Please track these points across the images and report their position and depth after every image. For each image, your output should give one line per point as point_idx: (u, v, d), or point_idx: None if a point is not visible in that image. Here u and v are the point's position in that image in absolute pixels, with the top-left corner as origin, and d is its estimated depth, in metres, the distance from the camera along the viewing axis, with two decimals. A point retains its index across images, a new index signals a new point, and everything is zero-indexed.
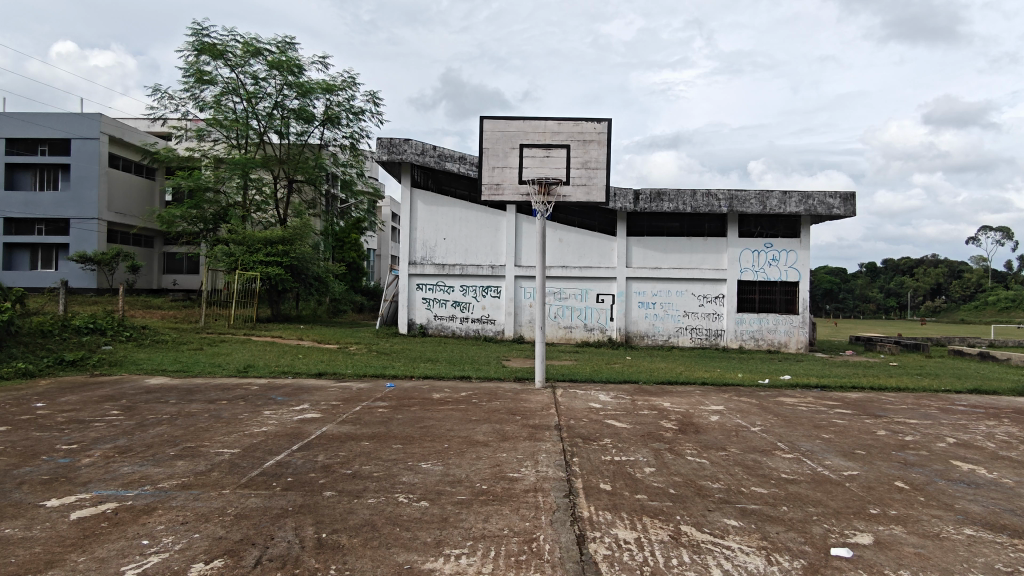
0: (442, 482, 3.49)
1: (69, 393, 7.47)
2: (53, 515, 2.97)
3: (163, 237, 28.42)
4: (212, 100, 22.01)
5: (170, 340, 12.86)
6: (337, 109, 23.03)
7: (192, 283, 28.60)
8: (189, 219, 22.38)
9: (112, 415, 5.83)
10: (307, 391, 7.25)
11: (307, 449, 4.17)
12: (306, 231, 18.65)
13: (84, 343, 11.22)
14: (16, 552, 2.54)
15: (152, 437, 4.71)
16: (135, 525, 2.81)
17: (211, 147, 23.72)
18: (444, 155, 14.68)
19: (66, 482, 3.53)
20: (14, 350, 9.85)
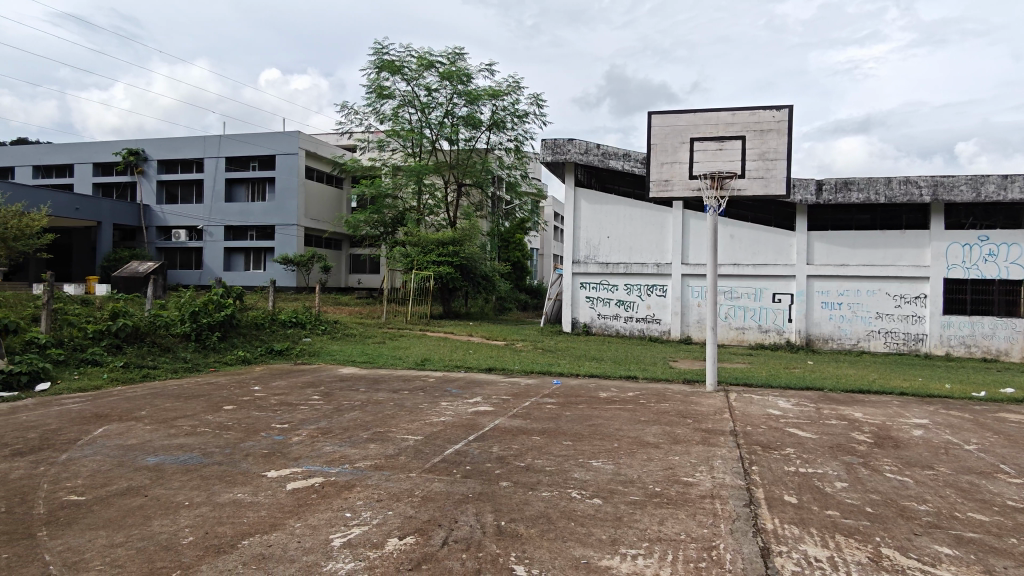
0: (614, 481, 3.49)
1: (279, 378, 8.54)
2: (273, 484, 3.42)
3: (350, 240, 31.29)
4: (391, 113, 23.87)
5: (357, 334, 14.14)
6: (503, 113, 23.84)
7: (375, 282, 31.15)
8: (372, 224, 24.43)
9: (314, 399, 6.55)
10: (479, 385, 7.61)
11: (482, 440, 4.38)
12: (474, 232, 19.57)
13: (289, 335, 12.74)
14: (247, 514, 2.96)
15: (347, 421, 5.23)
16: (339, 498, 3.15)
17: (390, 156, 25.76)
18: (609, 153, 14.62)
19: (282, 456, 4.04)
20: (236, 340, 11.46)
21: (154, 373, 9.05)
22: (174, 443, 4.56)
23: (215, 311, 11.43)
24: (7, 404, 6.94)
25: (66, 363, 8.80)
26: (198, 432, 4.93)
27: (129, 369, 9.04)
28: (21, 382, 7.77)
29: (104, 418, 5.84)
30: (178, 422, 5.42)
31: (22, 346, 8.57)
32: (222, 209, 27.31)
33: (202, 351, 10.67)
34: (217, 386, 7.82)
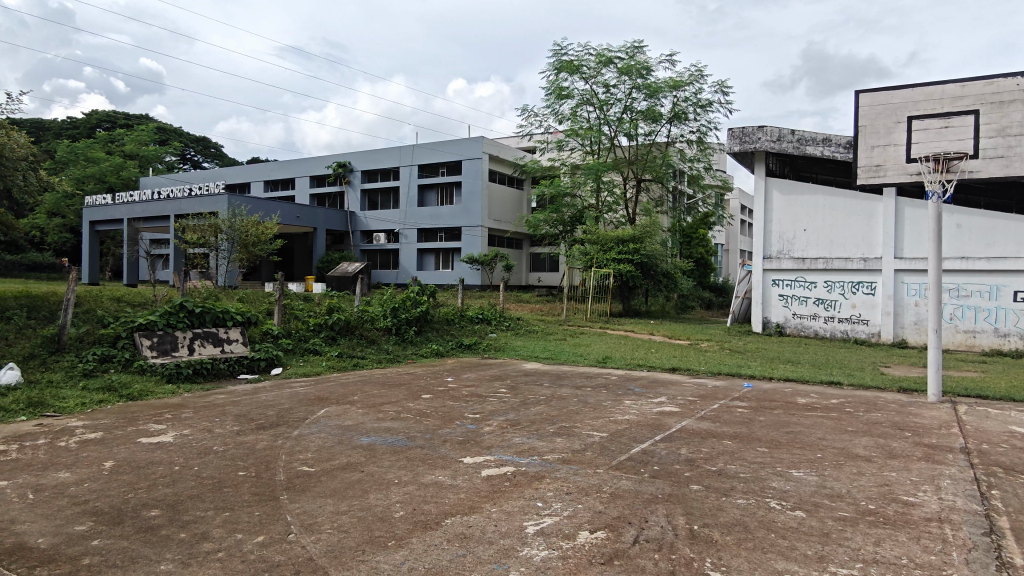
0: (819, 494, 3.23)
1: (469, 371, 9.09)
2: (470, 469, 3.65)
3: (531, 239, 32.23)
4: (570, 112, 24.21)
5: (540, 331, 14.54)
6: (684, 104, 23.05)
7: (554, 280, 31.68)
8: (551, 223, 24.92)
9: (501, 392, 6.86)
10: (663, 385, 7.44)
11: (670, 441, 4.29)
12: (655, 229, 19.14)
13: (476, 331, 13.50)
14: (449, 495, 3.19)
15: (534, 414, 5.40)
16: (530, 488, 3.27)
17: (569, 155, 26.15)
18: (805, 138, 13.53)
19: (476, 444, 4.29)
20: (431, 335, 12.39)
21: (362, 362, 10.09)
22: (383, 426, 5.06)
23: (412, 307, 12.47)
24: (250, 385, 8.19)
25: (293, 351, 10.14)
26: (402, 418, 5.42)
27: (343, 359, 10.18)
28: (261, 366, 9.10)
29: (325, 400, 6.64)
30: (385, 408, 6.00)
31: (260, 336, 10.01)
32: (415, 213, 29.59)
33: (401, 343, 11.70)
34: (416, 376, 8.52)
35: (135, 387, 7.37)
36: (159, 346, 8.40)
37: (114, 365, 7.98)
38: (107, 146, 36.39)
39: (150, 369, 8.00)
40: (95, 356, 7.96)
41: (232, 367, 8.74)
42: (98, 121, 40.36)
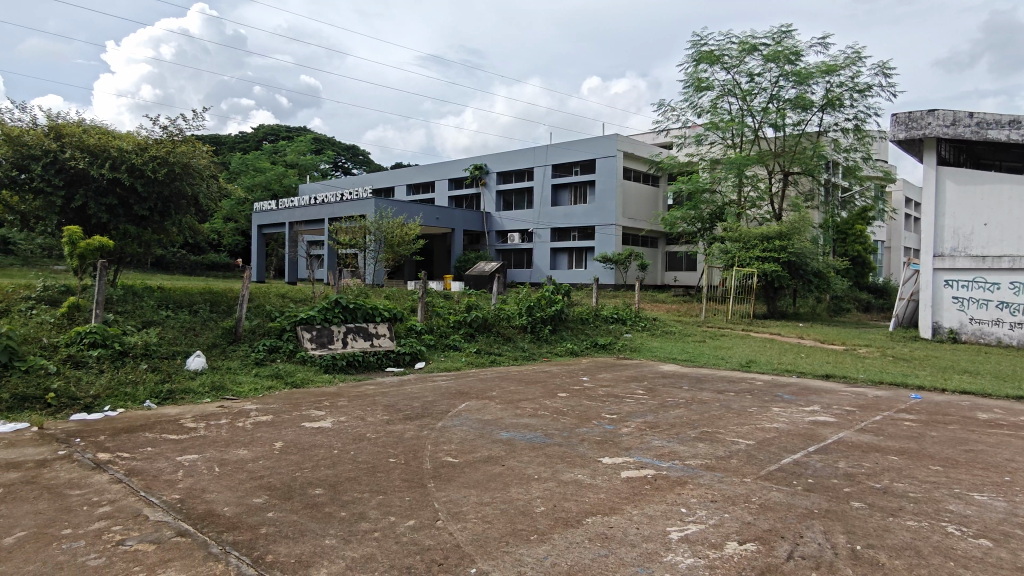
0: (1009, 523, 2.85)
1: (605, 371, 9.05)
2: (610, 470, 3.63)
3: (666, 238, 31.37)
4: (710, 105, 23.30)
5: (678, 332, 14.11)
6: (839, 91, 21.36)
7: (691, 279, 30.56)
8: (689, 220, 24.09)
9: (638, 394, 6.75)
10: (816, 392, 6.93)
11: (825, 453, 4.00)
12: (805, 224, 17.88)
13: (612, 331, 13.39)
14: (589, 494, 3.20)
15: (673, 417, 5.26)
16: (672, 493, 3.19)
17: (709, 150, 25.22)
18: (985, 121, 12.03)
19: (614, 445, 4.27)
20: (566, 334, 12.47)
21: (500, 359, 10.36)
22: (522, 422, 5.16)
23: (547, 306, 12.61)
24: (397, 377, 8.70)
25: (435, 346, 10.61)
26: (539, 415, 5.50)
27: (481, 355, 10.52)
28: (405, 359, 9.64)
29: (465, 394, 6.91)
30: (523, 404, 6.12)
31: (405, 331, 10.57)
32: (549, 213, 29.87)
33: (537, 341, 11.88)
34: (552, 374, 8.61)
35: (298, 375, 8.13)
36: (318, 339, 9.15)
37: (281, 355, 8.80)
38: (272, 157, 40.21)
39: (311, 360, 8.75)
40: (264, 346, 8.84)
41: (380, 361, 9.34)
42: (264, 134, 44.69)
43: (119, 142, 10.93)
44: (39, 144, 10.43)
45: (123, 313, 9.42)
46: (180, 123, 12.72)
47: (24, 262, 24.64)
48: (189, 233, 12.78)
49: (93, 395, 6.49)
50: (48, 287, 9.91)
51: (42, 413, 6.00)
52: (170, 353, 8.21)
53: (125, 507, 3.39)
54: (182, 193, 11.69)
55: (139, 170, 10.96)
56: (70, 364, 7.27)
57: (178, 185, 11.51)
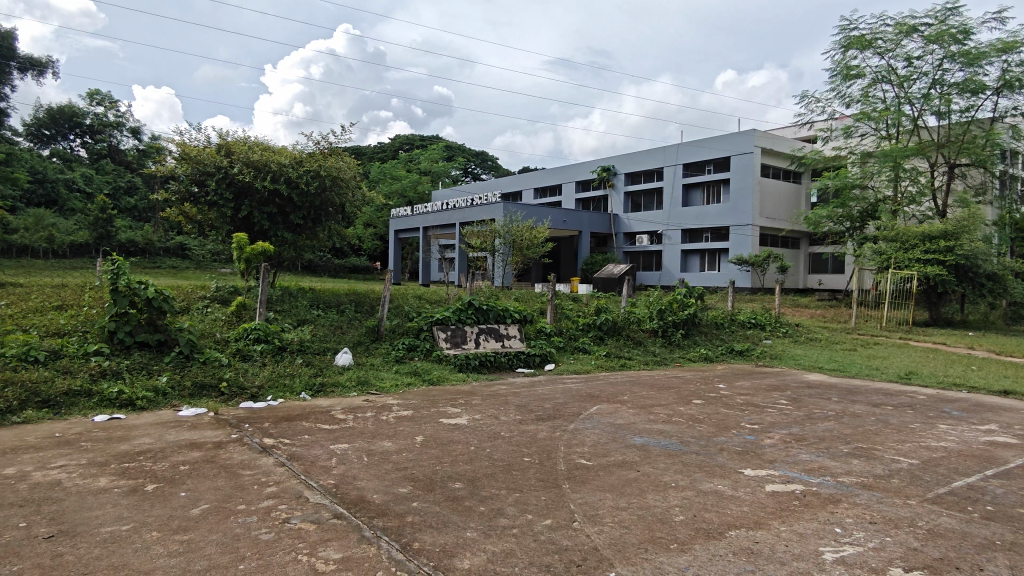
0: None
1: (744, 379, 8.63)
2: (753, 483, 3.47)
3: (810, 238, 29.34)
4: (860, 94, 21.56)
5: (824, 339, 13.17)
6: (1018, 71, 18.92)
7: (838, 283, 28.34)
8: (836, 219, 22.41)
9: (781, 404, 6.37)
10: (992, 410, 6.17)
11: (1007, 478, 3.56)
12: (975, 221, 16.01)
13: (749, 336, 12.77)
14: (731, 506, 3.08)
15: (822, 430, 4.91)
16: (825, 511, 2.99)
17: (860, 142, 23.35)
18: None
19: (756, 456, 4.06)
20: (700, 339, 12.06)
21: (630, 363, 10.22)
22: (656, 428, 5.06)
23: (679, 310, 12.28)
24: (527, 378, 8.86)
25: (564, 348, 10.66)
26: (673, 421, 5.37)
27: (610, 358, 10.43)
28: (535, 361, 9.76)
29: (597, 397, 6.89)
30: (656, 410, 6.00)
31: (535, 333, 10.73)
32: (681, 214, 29.00)
33: (669, 345, 11.58)
34: (685, 380, 8.34)
35: (435, 373, 8.50)
36: (452, 339, 9.53)
37: (418, 353, 9.25)
38: (407, 165, 42.39)
39: (446, 359, 9.11)
40: (403, 345, 9.33)
41: (511, 361, 9.53)
42: (400, 144, 47.25)
43: (278, 157, 12.02)
44: (212, 161, 11.75)
45: (281, 312, 10.36)
46: (328, 136, 13.77)
47: (198, 265, 27.84)
48: (338, 239, 13.81)
49: (258, 385, 7.19)
50: (220, 288, 11.13)
51: (217, 400, 6.75)
52: (322, 348, 8.89)
53: (289, 488, 3.74)
54: (331, 202, 12.64)
55: (295, 182, 11.99)
56: (239, 357, 8.11)
57: (327, 195, 12.47)
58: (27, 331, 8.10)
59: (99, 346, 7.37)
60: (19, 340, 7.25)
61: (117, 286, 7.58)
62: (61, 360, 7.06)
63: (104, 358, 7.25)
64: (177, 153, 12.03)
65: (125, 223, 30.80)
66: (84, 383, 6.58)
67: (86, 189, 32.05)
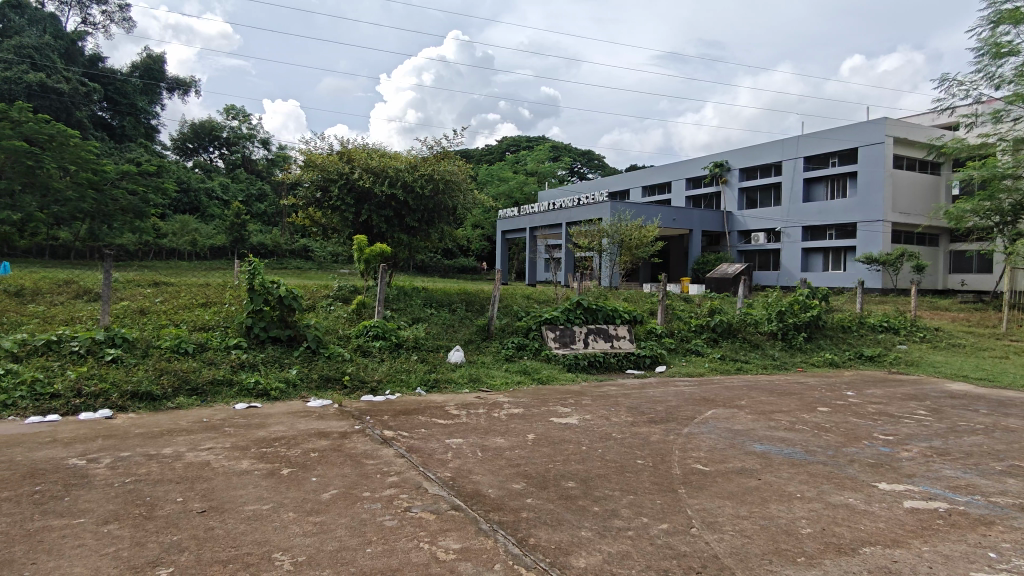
0: None
1: (874, 386, 8.02)
2: (889, 498, 3.23)
3: (951, 234, 26.80)
4: (1013, 73, 19.38)
5: (969, 345, 11.95)
6: None
7: (985, 283, 25.66)
8: (982, 213, 20.30)
9: (920, 414, 5.87)
10: None
11: None
12: None
13: (881, 341, 11.85)
14: (865, 522, 2.88)
15: (970, 445, 4.48)
16: (976, 533, 2.74)
17: (1012, 127, 21.01)
18: None
19: (892, 470, 3.78)
20: (823, 343, 11.36)
21: (747, 367, 9.79)
22: (777, 436, 4.82)
23: (801, 311, 11.59)
24: (637, 380, 8.70)
25: (676, 350, 10.39)
26: (796, 429, 5.09)
27: (725, 361, 10.04)
28: (646, 363, 9.57)
29: (712, 401, 6.66)
30: (776, 416, 5.72)
31: (645, 334, 10.56)
32: (801, 210, 27.39)
33: (789, 349, 10.97)
34: (808, 386, 7.87)
35: (544, 372, 8.56)
36: (561, 338, 9.55)
37: (528, 352, 9.35)
38: (515, 166, 42.93)
39: (555, 359, 9.15)
40: (513, 344, 9.47)
41: (621, 362, 9.42)
42: (507, 145, 47.98)
43: (395, 163, 12.56)
44: (335, 167, 12.50)
45: (397, 310, 10.85)
46: (440, 140, 14.23)
47: (320, 266, 29.67)
48: (450, 241, 14.23)
49: (378, 379, 7.56)
50: (342, 288, 11.81)
51: (341, 393, 7.18)
52: (435, 346, 9.21)
53: (409, 479, 3.92)
54: (444, 205, 13.04)
55: (410, 186, 12.48)
56: (360, 353, 8.57)
57: (440, 198, 12.87)
58: (180, 326, 9.00)
59: (239, 340, 8.05)
60: (172, 334, 8.07)
61: (253, 285, 8.25)
62: (206, 352, 7.78)
63: (242, 351, 7.92)
64: (303, 161, 12.90)
65: (257, 227, 33.39)
66: (227, 373, 7.21)
67: (223, 197, 35.08)
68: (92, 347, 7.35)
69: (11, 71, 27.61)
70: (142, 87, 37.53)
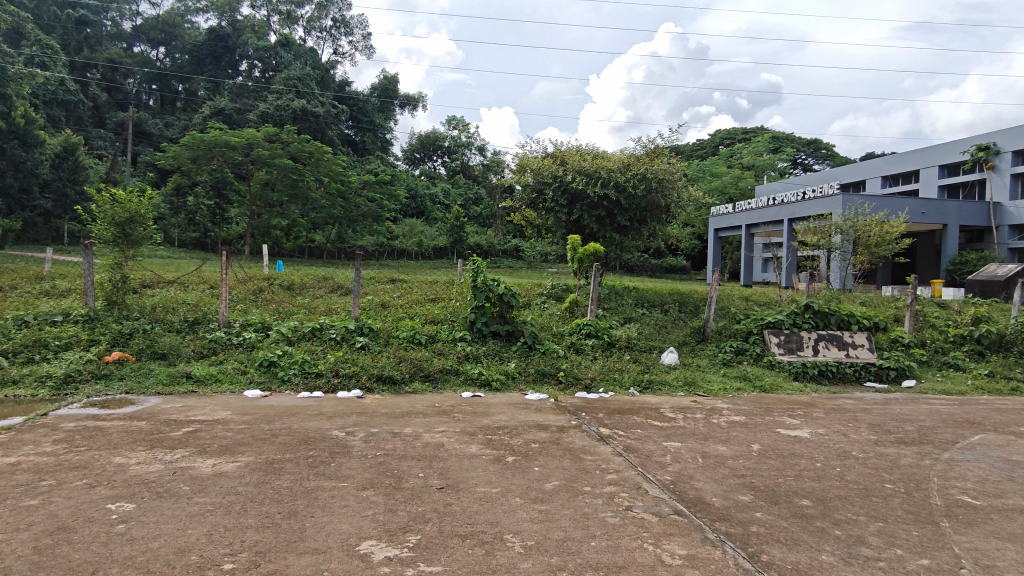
0: None
1: None
2: None
3: None
4: None
5: None
6: None
7: None
8: None
9: None
10: None
11: None
12: None
13: None
14: None
15: None
16: None
17: None
18: None
19: None
20: None
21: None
22: None
23: None
24: (880, 394, 7.74)
25: (928, 363, 9.06)
26: None
27: (994, 379, 8.51)
28: (890, 376, 8.48)
29: (977, 425, 5.70)
30: None
31: (889, 343, 9.37)
32: None
33: None
34: None
35: (767, 380, 7.98)
36: (786, 344, 8.82)
37: (748, 357, 8.83)
38: (730, 161, 40.73)
39: (779, 366, 8.51)
40: (732, 348, 9.02)
41: (859, 373, 8.45)
42: (721, 139, 45.76)
43: (608, 164, 12.62)
44: (550, 171, 12.96)
45: (610, 309, 10.94)
46: (652, 137, 14.03)
47: (530, 265, 30.94)
48: (663, 239, 13.97)
49: (591, 377, 7.69)
50: (556, 287, 12.19)
51: (557, 388, 7.43)
52: (648, 347, 9.10)
53: (629, 478, 3.93)
54: (658, 204, 12.79)
55: (622, 186, 12.43)
56: (573, 350, 8.79)
57: (653, 197, 12.65)
58: (414, 318, 10.01)
59: (464, 334, 8.71)
60: (409, 325, 8.99)
61: (476, 283, 8.88)
62: (437, 343, 8.55)
63: (467, 343, 8.57)
64: (518, 166, 13.59)
65: (474, 229, 35.79)
66: (454, 363, 7.86)
67: (445, 201, 38.21)
68: (346, 334, 8.48)
69: (282, 100, 32.91)
70: (380, 105, 42.32)
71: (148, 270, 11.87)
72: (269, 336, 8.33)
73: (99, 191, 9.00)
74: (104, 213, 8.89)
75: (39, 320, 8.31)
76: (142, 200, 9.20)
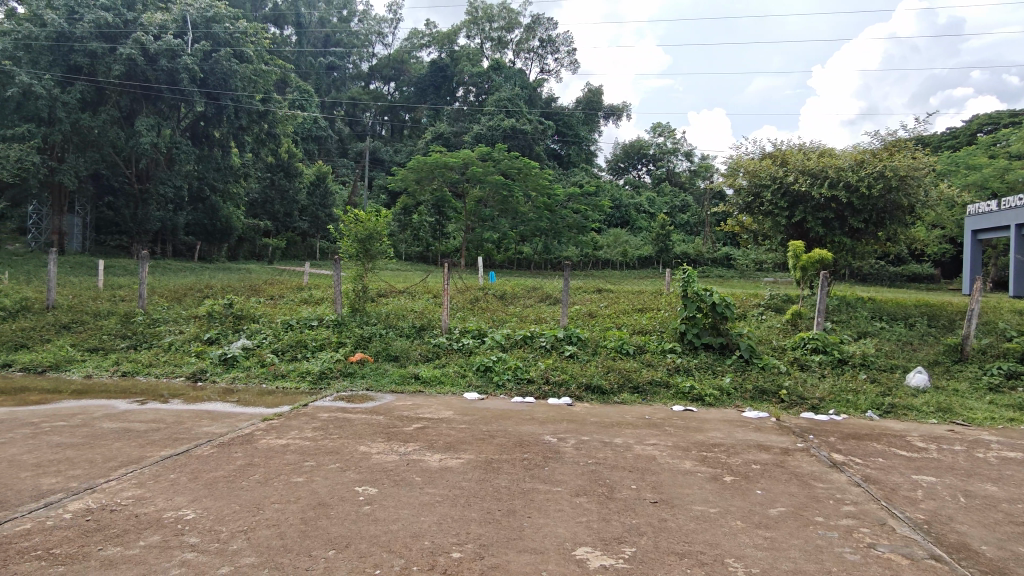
0: None
1: None
2: None
3: None
4: None
5: None
6: None
7: None
8: None
9: None
10: None
11: None
12: None
13: None
14: None
15: None
16: None
17: None
18: None
19: None
20: None
21: None
22: None
23: None
24: None
25: None
26: None
27: None
28: None
29: None
30: None
31: None
32: None
33: None
34: None
35: None
36: None
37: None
38: (991, 149, 34.60)
39: None
40: (1001, 371, 7.65)
41: None
42: (980, 125, 39.10)
43: (837, 163, 11.44)
44: (768, 173, 12.12)
45: (840, 322, 9.90)
46: (888, 130, 12.48)
47: (741, 274, 29.19)
48: (904, 243, 12.31)
49: (819, 397, 7.00)
50: (775, 297, 11.34)
51: (778, 406, 6.88)
52: (888, 366, 8.06)
53: (871, 512, 3.50)
54: (899, 205, 11.29)
55: (854, 186, 11.19)
56: (797, 366, 8.11)
57: (895, 197, 11.17)
58: (622, 328, 9.98)
59: (673, 345, 8.48)
60: (617, 336, 8.98)
61: (687, 292, 8.62)
62: (646, 354, 8.44)
63: (678, 355, 8.32)
64: (729, 171, 12.98)
65: (681, 237, 34.75)
66: (664, 375, 7.69)
67: (650, 210, 37.62)
68: (556, 343, 8.75)
69: (494, 120, 35.10)
70: (585, 118, 43.06)
71: (384, 282, 13.36)
72: (485, 343, 8.86)
73: (346, 212, 10.36)
74: (350, 231, 10.25)
75: (301, 323, 9.77)
76: (379, 219, 10.40)
